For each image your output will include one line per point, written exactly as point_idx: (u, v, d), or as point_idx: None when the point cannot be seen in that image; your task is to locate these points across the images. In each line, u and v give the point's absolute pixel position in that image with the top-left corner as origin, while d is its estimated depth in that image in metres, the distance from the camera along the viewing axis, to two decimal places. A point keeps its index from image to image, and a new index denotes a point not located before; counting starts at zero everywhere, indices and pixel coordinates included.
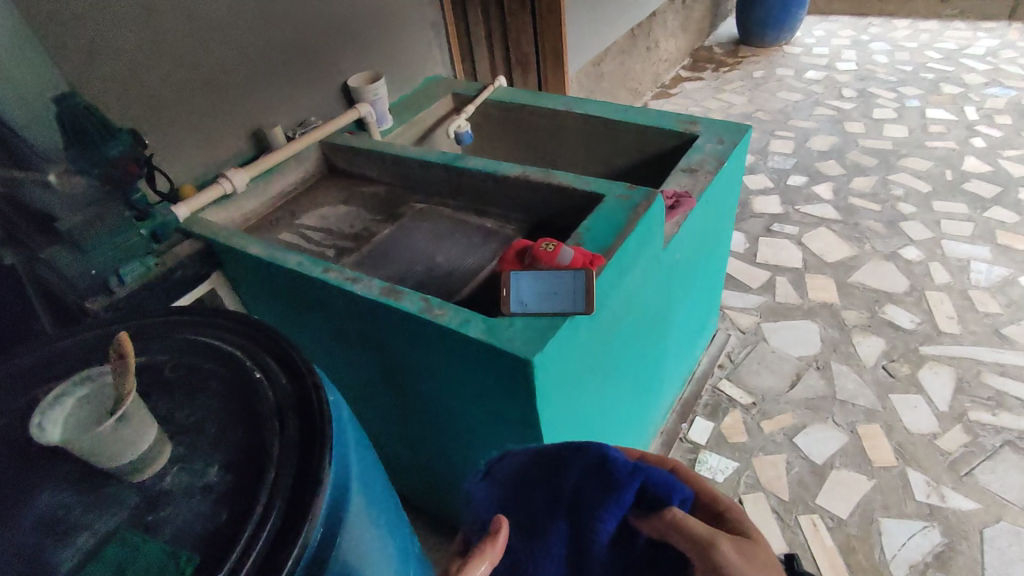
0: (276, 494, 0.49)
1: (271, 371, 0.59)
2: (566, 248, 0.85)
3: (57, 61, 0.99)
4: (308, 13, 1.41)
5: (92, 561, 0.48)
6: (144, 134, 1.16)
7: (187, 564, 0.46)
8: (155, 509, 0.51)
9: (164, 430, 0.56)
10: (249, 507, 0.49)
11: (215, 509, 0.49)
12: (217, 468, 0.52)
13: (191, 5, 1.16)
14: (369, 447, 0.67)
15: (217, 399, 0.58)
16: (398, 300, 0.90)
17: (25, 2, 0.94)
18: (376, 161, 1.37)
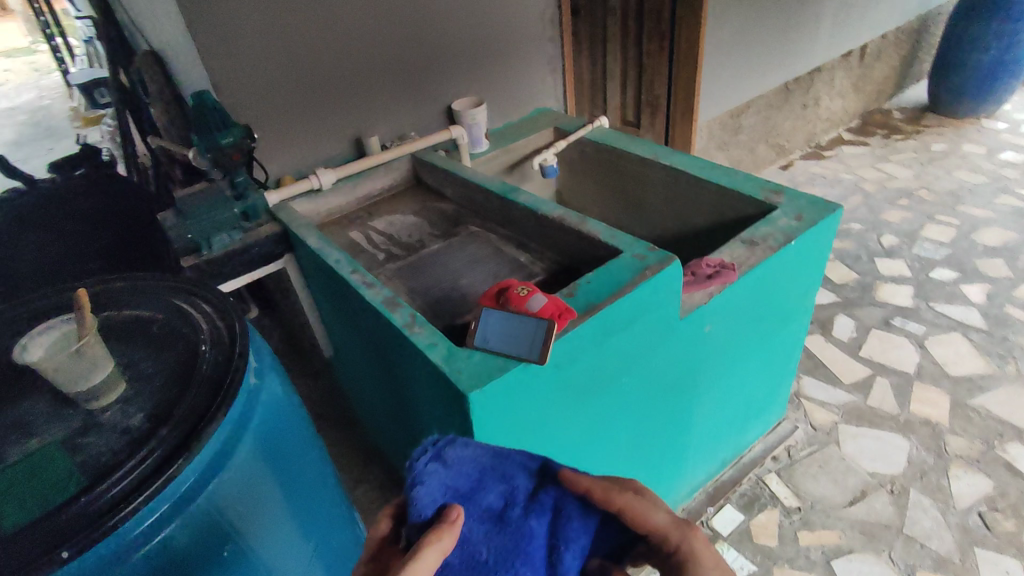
0: (166, 442, 0.62)
1: (215, 345, 0.72)
2: (538, 295, 0.86)
3: (207, 63, 1.28)
4: (422, 43, 1.58)
5: (28, 460, 0.62)
6: (255, 129, 1.40)
7: (77, 481, 0.59)
8: (84, 435, 0.64)
9: (124, 374, 0.70)
10: (139, 449, 0.61)
11: (121, 447, 0.62)
12: (141, 417, 0.65)
13: (319, 29, 1.39)
14: (287, 429, 0.78)
15: (172, 359, 0.72)
16: (392, 311, 0.98)
17: (191, 18, 1.22)
18: (450, 181, 1.48)
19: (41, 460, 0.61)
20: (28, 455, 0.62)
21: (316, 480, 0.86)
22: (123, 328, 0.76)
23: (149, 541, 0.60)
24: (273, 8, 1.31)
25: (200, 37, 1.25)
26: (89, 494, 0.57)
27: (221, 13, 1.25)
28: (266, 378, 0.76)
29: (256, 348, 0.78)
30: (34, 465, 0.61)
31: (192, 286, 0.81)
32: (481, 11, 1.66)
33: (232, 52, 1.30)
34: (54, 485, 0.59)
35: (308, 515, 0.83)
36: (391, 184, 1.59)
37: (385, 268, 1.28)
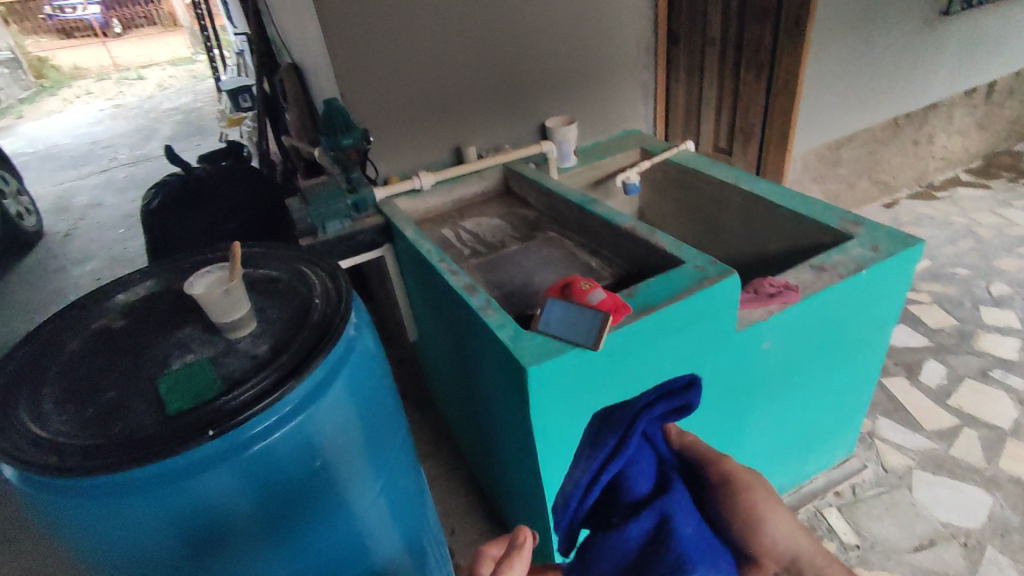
0: (284, 369, 0.78)
1: (325, 299, 0.89)
2: (598, 290, 0.96)
3: (339, 75, 1.50)
4: (523, 66, 1.74)
5: (183, 368, 0.79)
6: (371, 134, 1.61)
7: (218, 386, 0.76)
8: (223, 355, 0.81)
9: (256, 315, 0.87)
10: (263, 370, 0.78)
11: (251, 367, 0.79)
12: (266, 347, 0.82)
13: (434, 49, 1.58)
14: (372, 377, 0.93)
15: (291, 307, 0.89)
16: (469, 295, 1.12)
17: (332, 38, 1.44)
18: (536, 190, 1.61)
19: (194, 367, 0.79)
20: (185, 363, 0.80)
21: (391, 434, 1.00)
22: (258, 282, 0.95)
23: (261, 443, 0.76)
24: (397, 31, 1.51)
25: (337, 53, 1.46)
26: (226, 398, 0.74)
27: (355, 33, 1.46)
28: (364, 336, 0.92)
29: (358, 309, 0.95)
30: (188, 371, 0.79)
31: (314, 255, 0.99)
32: (580, 40, 1.79)
33: (359, 66, 1.50)
34: (202, 387, 0.76)
35: (381, 456, 0.97)
36: (483, 190, 1.75)
37: (468, 263, 1.43)
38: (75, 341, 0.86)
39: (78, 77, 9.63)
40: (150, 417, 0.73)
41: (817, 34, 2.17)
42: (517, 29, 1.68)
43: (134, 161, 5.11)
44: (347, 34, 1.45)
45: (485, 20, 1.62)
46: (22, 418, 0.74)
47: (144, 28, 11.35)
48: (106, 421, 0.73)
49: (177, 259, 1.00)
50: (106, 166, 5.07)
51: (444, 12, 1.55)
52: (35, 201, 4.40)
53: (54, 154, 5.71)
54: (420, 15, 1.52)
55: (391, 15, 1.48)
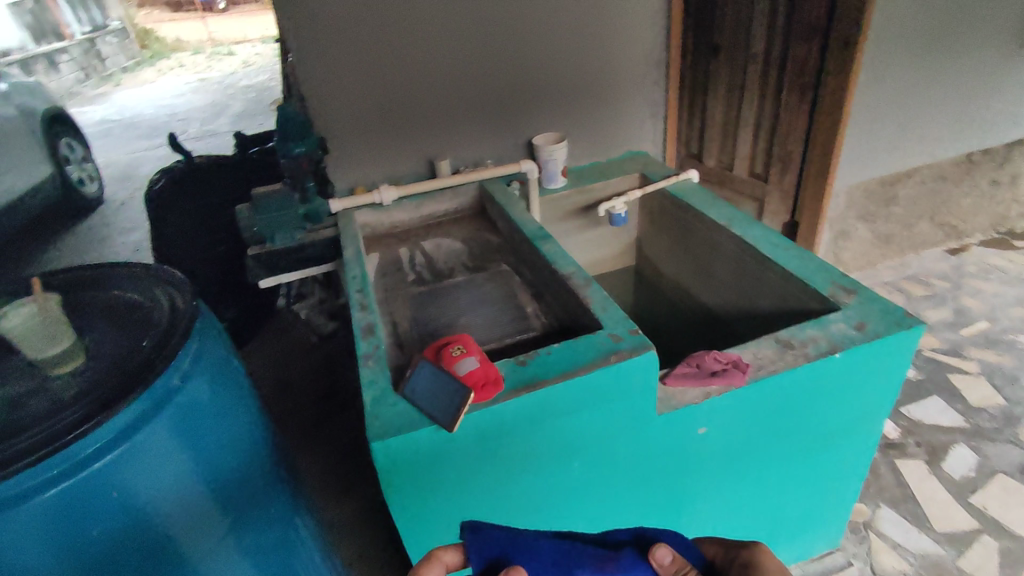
0: (88, 408, 0.69)
1: (154, 341, 0.79)
2: (468, 360, 0.85)
3: (302, 80, 1.43)
4: (510, 77, 1.60)
5: None
6: (337, 142, 1.53)
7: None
8: (26, 397, 0.73)
9: (85, 351, 0.79)
10: (53, 416, 0.68)
11: (41, 413, 0.70)
12: (70, 393, 0.73)
13: (410, 54, 1.47)
14: (215, 412, 0.83)
15: (120, 346, 0.79)
16: (363, 338, 1.02)
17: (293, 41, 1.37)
18: (503, 215, 1.48)
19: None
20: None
21: (247, 481, 0.90)
22: (111, 309, 0.89)
23: (53, 489, 0.66)
24: (365, 34, 1.41)
25: (298, 55, 1.39)
26: (6, 444, 0.65)
27: (319, 35, 1.38)
28: (213, 372, 0.84)
29: (211, 342, 0.86)
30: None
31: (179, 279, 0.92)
32: (578, 51, 1.62)
33: (323, 69, 1.42)
34: None
35: (229, 494, 0.86)
36: (455, 208, 1.63)
37: (408, 291, 1.33)
38: None
39: (176, 49, 10.24)
40: None
41: (870, 54, 1.89)
42: (504, 36, 1.53)
43: (199, 134, 5.28)
44: (309, 36, 1.37)
45: (467, 26, 1.49)
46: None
47: (243, 5, 11.91)
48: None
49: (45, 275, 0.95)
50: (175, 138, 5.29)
51: (419, 16, 1.44)
52: (104, 168, 4.70)
53: (136, 123, 6.04)
54: (395, 17, 1.42)
55: (357, 19, 1.39)
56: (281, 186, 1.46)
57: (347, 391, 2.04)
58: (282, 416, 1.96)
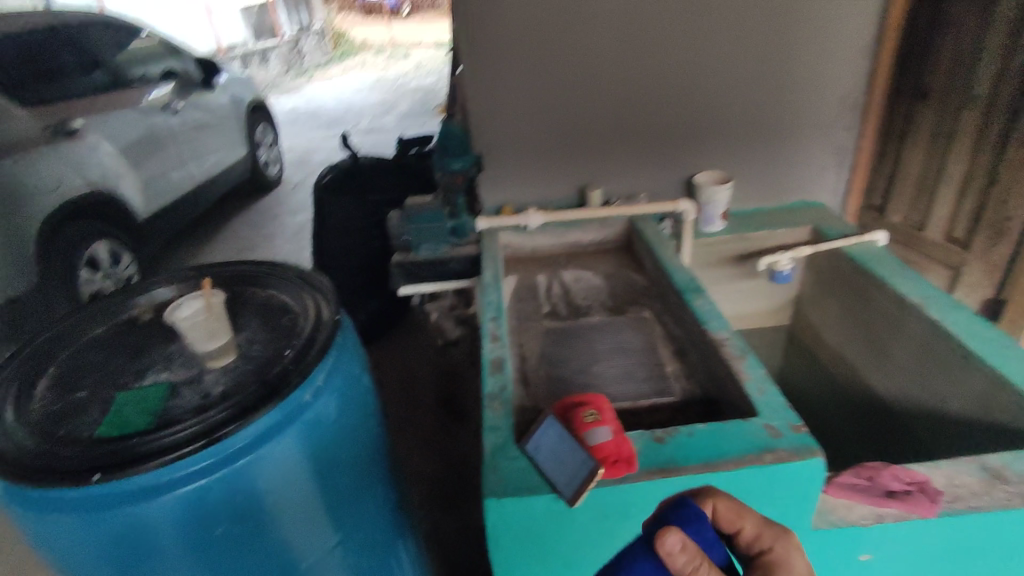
0: (234, 411, 0.72)
1: (296, 353, 0.81)
2: (602, 430, 0.76)
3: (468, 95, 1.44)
4: (682, 109, 1.49)
5: (142, 388, 0.78)
6: (492, 159, 1.53)
7: (150, 423, 0.72)
8: (181, 388, 0.78)
9: (236, 349, 0.83)
10: (202, 412, 0.72)
11: (192, 407, 0.74)
12: (217, 390, 0.76)
13: (577, 77, 1.43)
14: (342, 428, 0.83)
15: (266, 351, 0.83)
16: (490, 374, 0.98)
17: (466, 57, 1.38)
18: (651, 258, 1.39)
19: (150, 391, 0.77)
20: (149, 383, 0.79)
21: (360, 497, 0.90)
22: (267, 307, 0.94)
23: (192, 485, 0.68)
24: (538, 56, 1.39)
25: (468, 72, 1.40)
26: (159, 434, 0.69)
27: (491, 53, 1.38)
28: (345, 388, 0.85)
29: (347, 356, 0.87)
30: (143, 393, 0.77)
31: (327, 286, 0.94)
32: (761, 87, 1.47)
33: (491, 88, 1.43)
34: (137, 418, 0.73)
35: (342, 510, 0.87)
36: (601, 241, 1.56)
37: (540, 324, 1.28)
38: (102, 328, 0.91)
39: (361, 48, 11.25)
40: (86, 432, 0.71)
41: None
42: (682, 66, 1.43)
43: (368, 130, 5.69)
44: (483, 55, 1.38)
45: (642, 52, 1.41)
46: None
47: (425, 12, 12.80)
48: (46, 431, 0.71)
49: (216, 265, 1.03)
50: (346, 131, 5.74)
51: (595, 41, 1.39)
52: (287, 152, 5.25)
53: (318, 115, 6.70)
54: (569, 39, 1.38)
55: (533, 40, 1.37)
56: (434, 198, 1.47)
57: (464, 404, 2.05)
58: (400, 417, 2.02)
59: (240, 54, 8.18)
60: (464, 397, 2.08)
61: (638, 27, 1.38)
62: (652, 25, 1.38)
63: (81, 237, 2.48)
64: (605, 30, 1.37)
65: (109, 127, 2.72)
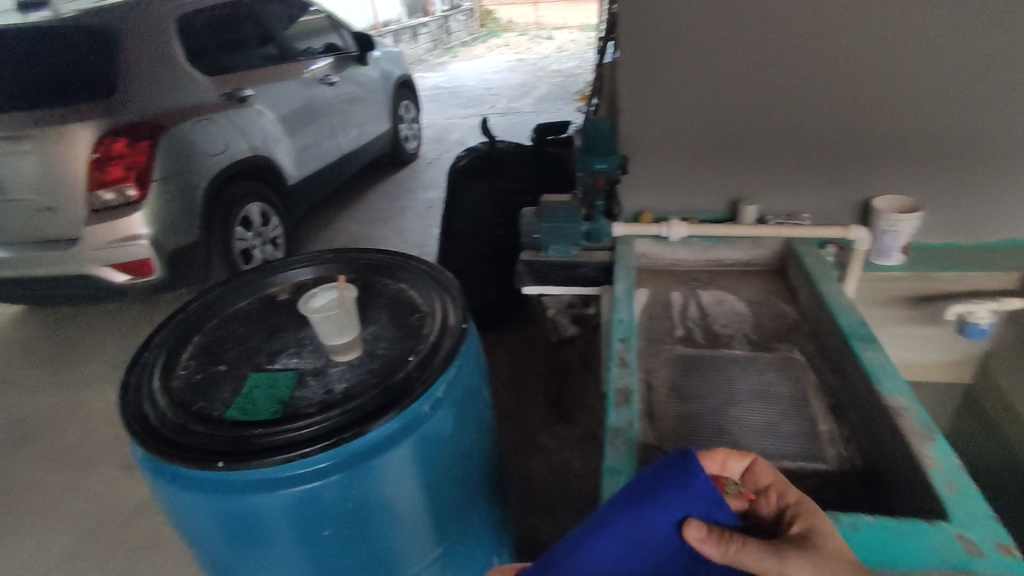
0: (355, 415, 0.70)
1: (420, 358, 0.78)
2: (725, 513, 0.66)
3: (630, 96, 1.46)
4: (854, 125, 1.41)
5: (273, 371, 0.79)
6: (643, 162, 1.53)
7: (275, 413, 0.72)
8: (307, 378, 0.77)
9: (362, 346, 0.82)
10: (325, 411, 0.71)
11: (316, 402, 0.73)
12: (341, 388, 0.75)
13: (749, 84, 1.39)
14: (456, 440, 0.79)
15: (391, 352, 0.80)
16: (616, 405, 0.90)
17: (636, 59, 1.40)
18: (809, 289, 1.21)
19: (278, 379, 0.77)
20: (278, 369, 0.80)
21: (466, 509, 0.87)
22: (396, 302, 0.92)
23: (311, 483, 0.67)
24: (702, 62, 1.38)
25: (633, 73, 1.42)
26: (283, 428, 0.68)
27: (661, 56, 1.39)
28: (464, 400, 0.81)
29: (470, 367, 0.82)
30: (272, 379, 0.77)
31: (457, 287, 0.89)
32: (959, 106, 1.35)
33: (649, 93, 1.44)
34: (266, 404, 0.73)
35: (447, 522, 0.83)
36: (748, 261, 1.40)
37: (670, 349, 1.17)
38: (247, 301, 0.94)
39: (506, 28, 11.33)
40: (219, 411, 0.73)
41: None
42: (858, 78, 1.36)
43: (504, 111, 5.70)
44: (645, 61, 1.40)
45: (823, 62, 1.35)
46: (145, 360, 0.80)
47: None
48: (184, 404, 0.74)
49: (353, 249, 1.03)
50: (483, 111, 5.79)
51: (764, 49, 1.35)
52: (426, 128, 5.43)
53: (458, 93, 6.83)
54: (745, 46, 1.35)
55: (699, 46, 1.37)
56: (571, 198, 1.39)
57: (569, 410, 1.98)
58: (503, 412, 2.00)
59: (394, 30, 8.55)
60: (571, 402, 2.01)
61: (812, 35, 1.32)
62: (828, 34, 1.32)
63: (241, 196, 2.71)
64: (780, 36, 1.33)
65: (274, 96, 2.93)
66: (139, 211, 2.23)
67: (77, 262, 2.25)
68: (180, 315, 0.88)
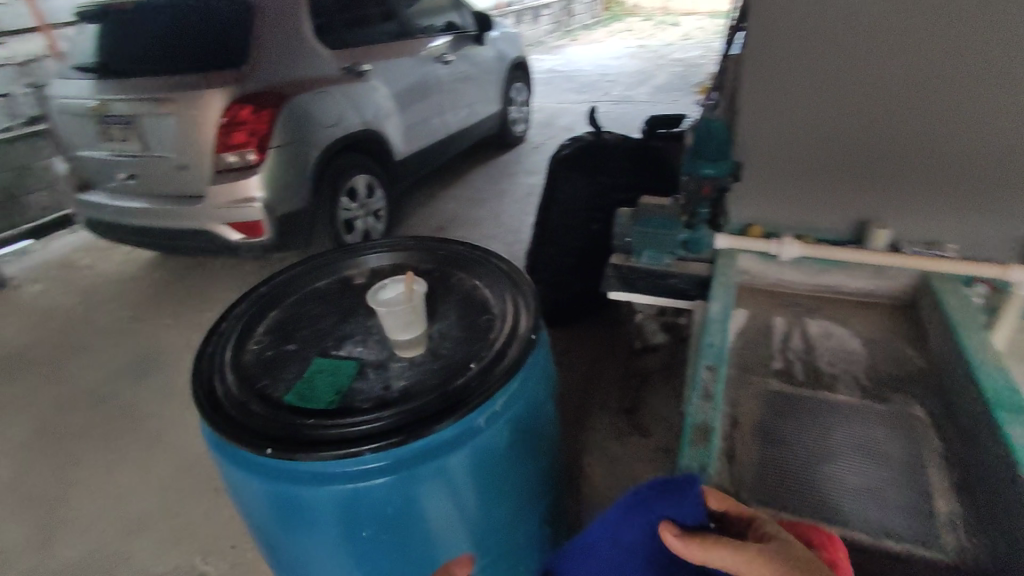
0: (407, 420, 0.67)
1: (483, 365, 0.73)
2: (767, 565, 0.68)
3: (749, 104, 1.38)
4: (1022, 150, 1.24)
5: (337, 358, 0.78)
6: (756, 172, 1.46)
7: (331, 403, 0.70)
8: (368, 371, 0.75)
9: (426, 343, 0.79)
10: (380, 409, 0.68)
11: (373, 399, 0.71)
12: (400, 387, 0.72)
13: (885, 98, 1.28)
14: (513, 455, 0.75)
15: (455, 355, 0.76)
16: (691, 443, 0.82)
17: (759, 64, 1.32)
18: (942, 335, 1.04)
19: (338, 368, 0.76)
20: (341, 356, 0.78)
21: (517, 525, 0.82)
22: (469, 299, 0.88)
23: (359, 481, 0.66)
24: (839, 75, 1.29)
25: (754, 80, 1.35)
26: (334, 423, 0.67)
27: (788, 63, 1.31)
28: (526, 414, 0.75)
29: (536, 380, 0.77)
30: (333, 366, 0.76)
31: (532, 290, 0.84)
32: None
33: (777, 107, 1.36)
34: (324, 393, 0.72)
35: (495, 536, 0.79)
36: (870, 292, 1.23)
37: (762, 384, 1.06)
38: (325, 280, 0.94)
39: (630, 12, 10.94)
40: (279, 393, 0.73)
41: None
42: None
43: (617, 99, 5.51)
44: (771, 69, 1.32)
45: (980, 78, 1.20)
46: (222, 332, 0.82)
47: None
48: (250, 379, 0.75)
49: (432, 237, 1.00)
50: (595, 97, 5.63)
51: (912, 62, 1.23)
52: (536, 112, 5.37)
53: (573, 78, 6.69)
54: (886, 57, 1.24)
55: (837, 56, 1.27)
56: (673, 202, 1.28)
57: (644, 422, 1.88)
58: (574, 414, 1.93)
59: (517, 11, 8.53)
60: (647, 415, 1.91)
61: (973, 49, 1.18)
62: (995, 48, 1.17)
63: (349, 168, 2.80)
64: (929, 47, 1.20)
65: (389, 73, 3.00)
66: (256, 174, 2.37)
67: (200, 218, 2.44)
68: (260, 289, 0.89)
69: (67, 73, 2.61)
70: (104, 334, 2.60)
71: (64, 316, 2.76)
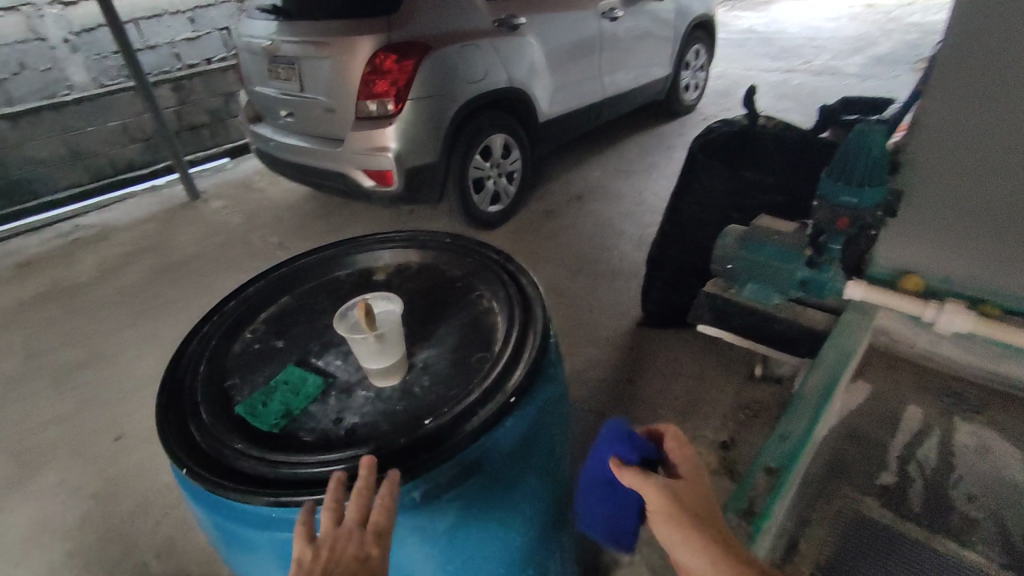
0: (325, 473, 0.65)
1: (441, 420, 0.70)
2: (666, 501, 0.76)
3: (923, 143, 1.18)
4: None
5: (316, 371, 0.82)
6: (917, 220, 1.26)
7: (280, 426, 0.74)
8: (334, 392, 0.78)
9: (402, 373, 0.80)
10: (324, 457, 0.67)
11: (326, 441, 0.70)
12: (353, 422, 0.73)
13: None
14: (478, 514, 0.70)
15: (425, 398, 0.75)
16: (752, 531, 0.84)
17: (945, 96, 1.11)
18: None
19: (300, 388, 0.78)
20: (311, 371, 0.82)
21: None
22: (478, 323, 0.88)
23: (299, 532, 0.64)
24: None
25: (935, 114, 1.14)
26: (259, 456, 0.68)
27: (987, 99, 1.08)
28: (482, 490, 0.69)
29: (506, 453, 0.70)
30: (296, 383, 0.79)
31: (538, 335, 0.78)
32: None
33: (955, 152, 1.15)
34: (283, 412, 0.75)
35: None
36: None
37: (856, 507, 1.22)
38: (345, 272, 1.02)
39: None
40: (245, 391, 0.80)
41: None
42: None
43: (819, 70, 4.69)
44: (960, 103, 1.11)
45: None
46: (225, 311, 0.91)
47: None
48: (223, 375, 0.82)
49: (468, 237, 1.01)
50: (793, 66, 4.86)
51: None
52: (716, 77, 4.79)
53: (773, 40, 5.84)
54: None
55: None
56: (794, 236, 1.28)
57: (737, 466, 1.62)
58: None
59: None
60: (741, 460, 1.63)
61: None
62: None
63: (486, 127, 2.72)
64: None
65: (547, 31, 2.83)
66: (393, 125, 2.39)
67: (342, 162, 2.54)
68: (276, 273, 0.97)
69: (254, 13, 2.81)
70: (254, 257, 2.90)
71: (231, 234, 3.13)
